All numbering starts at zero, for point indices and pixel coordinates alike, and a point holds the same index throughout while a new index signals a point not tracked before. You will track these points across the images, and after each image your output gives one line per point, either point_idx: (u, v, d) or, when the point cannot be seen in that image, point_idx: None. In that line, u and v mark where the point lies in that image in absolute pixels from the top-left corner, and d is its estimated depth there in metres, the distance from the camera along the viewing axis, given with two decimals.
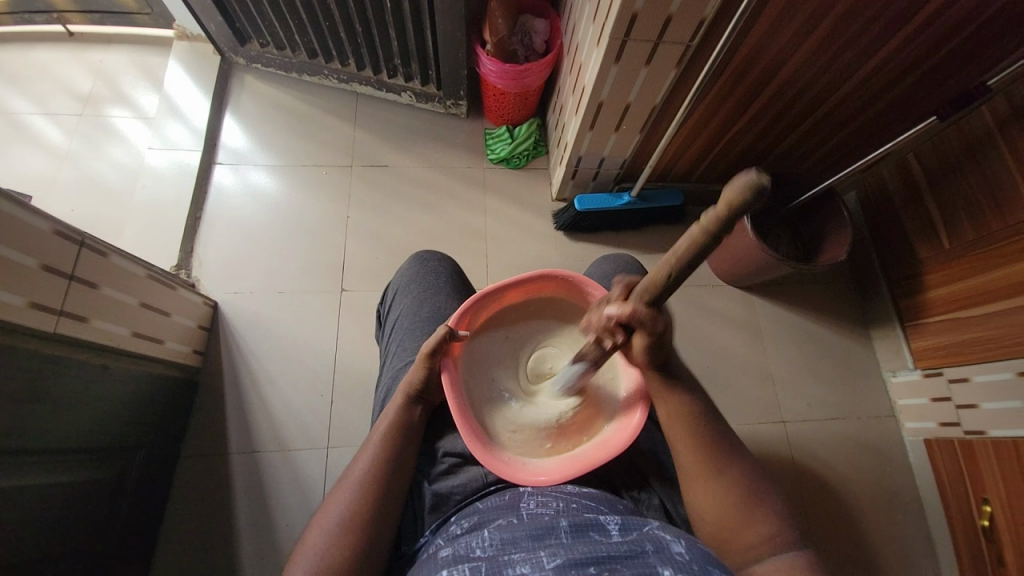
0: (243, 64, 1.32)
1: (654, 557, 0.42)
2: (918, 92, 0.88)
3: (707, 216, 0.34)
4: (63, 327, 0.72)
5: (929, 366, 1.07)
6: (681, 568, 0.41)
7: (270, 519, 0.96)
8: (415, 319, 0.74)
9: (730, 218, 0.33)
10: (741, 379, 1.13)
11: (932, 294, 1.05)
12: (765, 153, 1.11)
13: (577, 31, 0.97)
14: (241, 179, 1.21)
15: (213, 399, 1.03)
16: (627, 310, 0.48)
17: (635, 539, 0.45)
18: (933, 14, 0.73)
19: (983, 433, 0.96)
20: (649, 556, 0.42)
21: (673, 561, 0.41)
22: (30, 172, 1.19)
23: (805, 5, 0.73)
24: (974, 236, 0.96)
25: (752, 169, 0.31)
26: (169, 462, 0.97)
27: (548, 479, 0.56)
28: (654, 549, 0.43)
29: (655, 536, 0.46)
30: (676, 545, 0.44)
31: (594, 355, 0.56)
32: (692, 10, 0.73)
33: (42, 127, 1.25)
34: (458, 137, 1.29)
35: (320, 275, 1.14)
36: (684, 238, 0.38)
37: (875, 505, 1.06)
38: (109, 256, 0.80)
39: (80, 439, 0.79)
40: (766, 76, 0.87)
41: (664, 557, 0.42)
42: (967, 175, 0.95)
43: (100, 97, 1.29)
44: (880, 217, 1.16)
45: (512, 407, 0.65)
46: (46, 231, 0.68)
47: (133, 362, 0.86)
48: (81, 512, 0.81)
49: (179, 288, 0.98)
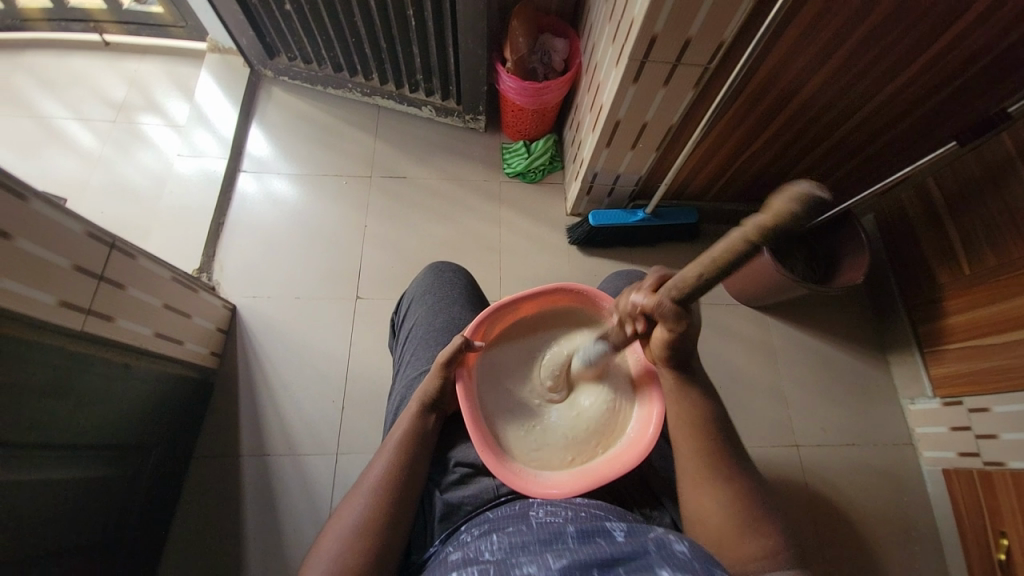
0: (271, 77, 1.36)
1: (657, 558, 0.42)
2: (938, 118, 0.88)
3: (751, 222, 0.37)
4: (90, 325, 0.74)
5: (948, 394, 1.05)
6: (683, 566, 0.41)
7: (277, 523, 0.97)
8: (429, 329, 0.75)
9: (772, 228, 0.37)
10: (754, 400, 1.12)
11: (952, 320, 1.04)
12: (782, 174, 1.11)
13: (596, 51, 0.98)
14: (264, 186, 1.25)
15: (227, 401, 1.05)
16: (653, 302, 0.53)
17: (638, 539, 0.45)
18: (952, 42, 0.74)
19: (1003, 464, 0.94)
20: (652, 558, 0.42)
21: (674, 560, 0.42)
22: (64, 175, 1.24)
23: (824, 29, 0.74)
24: (995, 263, 0.94)
25: (806, 182, 0.34)
26: (182, 462, 0.99)
27: (558, 491, 0.55)
28: (657, 550, 0.43)
29: (659, 537, 0.45)
30: (679, 543, 0.44)
31: (615, 338, 0.62)
32: (711, 32, 0.74)
33: (77, 132, 1.30)
34: (475, 151, 1.31)
35: (336, 282, 1.16)
36: (722, 242, 0.41)
37: (891, 535, 1.03)
38: (136, 258, 0.83)
39: (100, 436, 0.81)
40: (783, 99, 0.87)
41: (665, 556, 0.42)
42: (988, 201, 0.94)
43: (132, 105, 1.34)
44: (899, 241, 1.15)
45: (526, 416, 0.65)
46: (78, 232, 0.71)
47: (153, 362, 0.88)
48: (96, 507, 0.82)
49: (200, 291, 1.01)
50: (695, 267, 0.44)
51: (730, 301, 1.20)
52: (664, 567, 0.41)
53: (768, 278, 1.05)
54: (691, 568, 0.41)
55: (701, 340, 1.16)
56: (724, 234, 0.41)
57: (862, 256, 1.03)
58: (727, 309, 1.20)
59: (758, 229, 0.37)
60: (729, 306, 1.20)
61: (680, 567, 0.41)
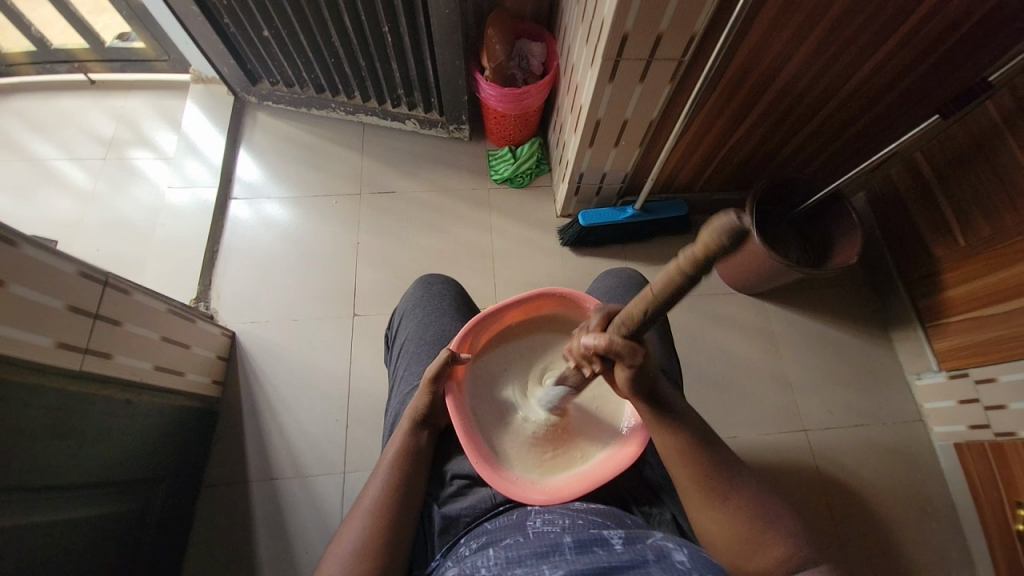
0: (255, 102, 1.38)
1: (656, 567, 0.42)
2: (917, 93, 0.88)
3: (685, 255, 0.35)
4: (89, 364, 0.75)
5: (953, 368, 1.04)
6: (680, 574, 0.41)
7: (290, 546, 0.97)
8: (420, 343, 0.75)
9: (707, 259, 0.34)
10: (758, 387, 1.11)
11: (951, 293, 1.03)
12: (768, 159, 1.10)
13: (572, 53, 0.99)
14: (255, 211, 1.25)
15: (232, 428, 1.05)
16: (604, 341, 0.49)
17: (637, 548, 0.45)
18: (925, 15, 0.73)
19: (1014, 434, 0.93)
20: (651, 566, 0.42)
21: (673, 569, 0.41)
22: (59, 215, 1.25)
23: (794, 14, 0.74)
24: (988, 232, 0.94)
25: (730, 211, 0.31)
26: (191, 492, 0.99)
27: (556, 497, 0.56)
28: (655, 558, 0.43)
29: (657, 546, 0.45)
30: (679, 553, 0.43)
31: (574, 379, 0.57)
32: (682, 26, 0.74)
33: (69, 171, 1.31)
34: (462, 160, 1.32)
35: (334, 301, 1.16)
36: (660, 275, 0.38)
37: (907, 513, 1.02)
38: (131, 294, 0.83)
39: (107, 473, 0.81)
40: (761, 85, 0.88)
41: (665, 566, 0.42)
42: (976, 171, 0.94)
43: (122, 141, 1.35)
44: (890, 218, 1.14)
45: (518, 425, 0.65)
46: (71, 273, 0.72)
47: (154, 396, 0.89)
48: (110, 544, 0.83)
49: (198, 321, 1.01)
50: (641, 301, 0.42)
51: (726, 291, 1.20)
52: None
53: (761, 266, 1.05)
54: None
55: (700, 331, 1.16)
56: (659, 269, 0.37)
57: (853, 236, 1.02)
58: (724, 298, 1.19)
59: (693, 261, 0.34)
60: (726, 296, 1.19)
61: (677, 574, 0.41)
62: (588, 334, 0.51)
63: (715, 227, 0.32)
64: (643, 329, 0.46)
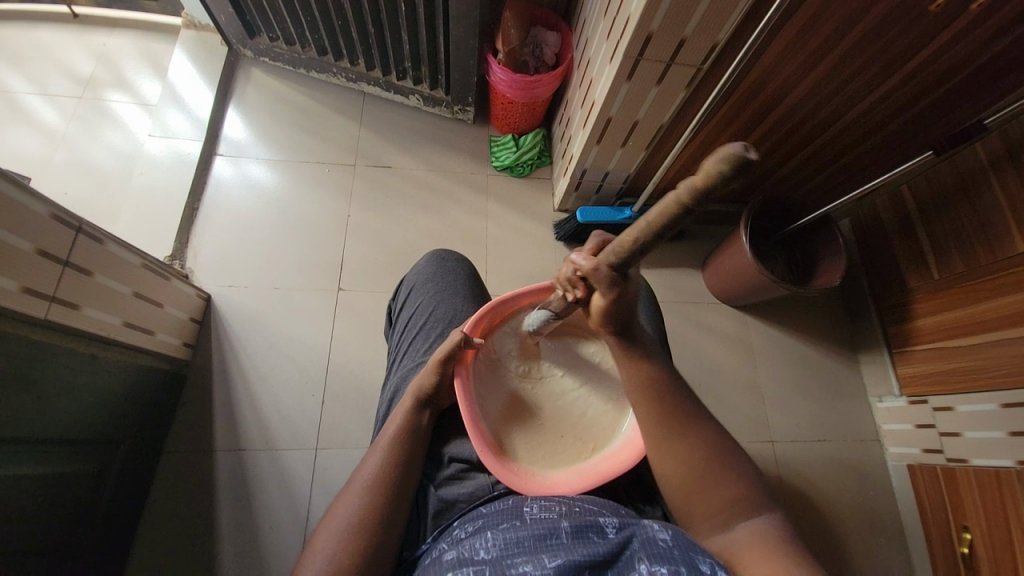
0: (251, 57, 1.31)
1: (641, 552, 0.42)
2: (913, 128, 0.91)
3: (685, 185, 0.37)
4: (54, 314, 0.70)
5: (914, 394, 1.10)
6: (663, 556, 0.41)
7: (254, 520, 0.94)
8: (428, 319, 0.74)
9: (706, 189, 0.36)
10: (732, 396, 1.15)
11: (921, 322, 1.08)
12: (766, 175, 1.13)
13: (590, 46, 0.98)
14: (240, 171, 1.20)
15: (201, 395, 1.01)
16: (591, 265, 0.51)
17: (626, 533, 0.45)
18: (933, 54, 0.76)
19: (965, 461, 0.98)
20: (636, 551, 0.43)
21: (655, 551, 0.42)
22: (23, 152, 1.16)
23: (814, 35, 0.75)
24: (964, 268, 0.98)
25: (740, 142, 0.34)
26: (152, 457, 0.95)
27: (559, 489, 0.56)
28: (641, 540, 0.44)
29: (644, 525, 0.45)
30: (663, 532, 0.44)
31: (558, 306, 0.59)
32: (707, 32, 0.74)
33: (39, 108, 1.22)
34: (463, 142, 1.29)
35: (318, 273, 1.13)
36: (658, 207, 0.40)
37: (858, 527, 1.07)
38: (105, 244, 0.78)
39: (63, 430, 0.76)
40: (770, 104, 0.89)
41: (649, 548, 0.43)
42: (958, 209, 0.98)
43: (100, 81, 1.27)
44: (872, 245, 1.19)
45: (530, 413, 0.64)
46: (43, 215, 0.67)
47: (122, 353, 0.84)
48: (62, 504, 0.78)
49: (173, 280, 0.96)
50: (630, 231, 0.44)
51: (712, 300, 1.23)
52: (647, 560, 0.41)
53: (750, 279, 1.07)
54: (670, 557, 0.41)
55: (683, 337, 1.18)
56: (659, 201, 0.40)
57: (838, 259, 1.05)
58: (708, 307, 1.22)
59: (693, 189, 0.37)
60: (710, 305, 1.22)
61: (659, 556, 0.41)
62: (580, 255, 0.54)
63: (723, 155, 0.35)
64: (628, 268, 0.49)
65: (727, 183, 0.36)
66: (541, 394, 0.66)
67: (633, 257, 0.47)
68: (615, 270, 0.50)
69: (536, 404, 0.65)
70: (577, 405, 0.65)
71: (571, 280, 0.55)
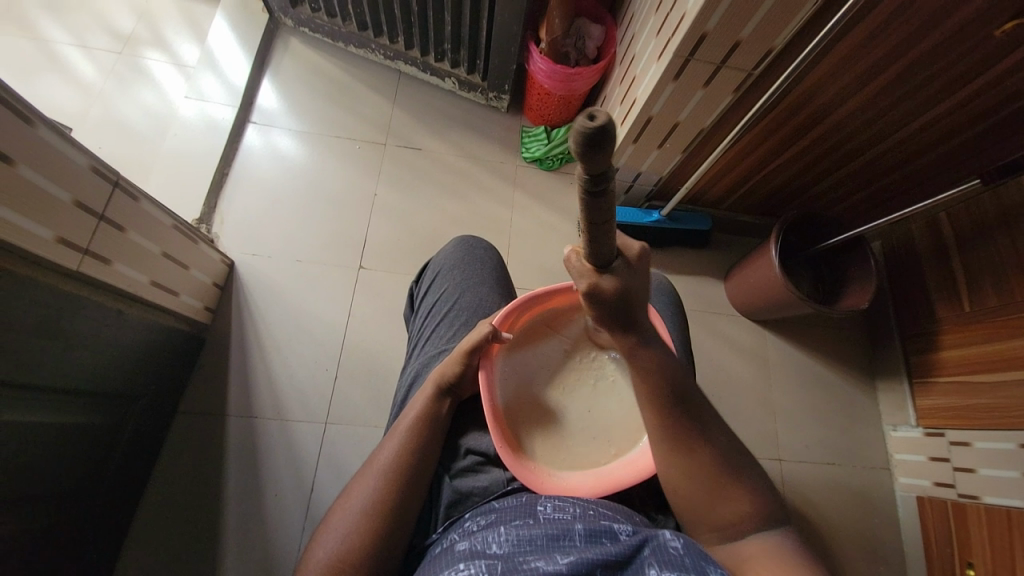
0: (291, 26, 1.30)
1: (652, 559, 0.42)
2: (962, 155, 0.88)
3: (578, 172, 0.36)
4: (86, 266, 0.71)
5: (931, 426, 1.07)
6: (674, 564, 0.41)
7: (260, 487, 0.95)
8: (454, 305, 0.74)
9: (588, 166, 0.34)
10: (744, 410, 1.13)
11: (946, 354, 1.05)
12: (801, 191, 1.11)
13: (636, 42, 0.96)
14: (270, 141, 1.20)
15: (218, 360, 1.02)
16: (570, 257, 0.48)
17: (639, 536, 0.45)
18: (996, 79, 0.73)
19: (977, 498, 0.96)
20: (647, 557, 0.42)
21: (666, 558, 0.42)
22: (61, 104, 1.18)
23: (874, 49, 0.73)
24: (996, 303, 0.96)
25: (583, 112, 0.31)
26: (166, 416, 0.96)
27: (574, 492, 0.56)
28: (651, 549, 0.43)
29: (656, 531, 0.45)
30: (674, 539, 0.43)
31: None
32: (763, 38, 0.72)
33: (78, 62, 1.23)
34: (494, 130, 1.28)
35: (340, 248, 1.13)
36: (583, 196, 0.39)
37: (860, 553, 1.06)
38: (138, 202, 0.79)
39: (85, 382, 0.78)
40: (816, 117, 0.87)
41: (658, 554, 0.42)
42: (998, 242, 0.95)
43: (139, 40, 1.27)
44: (902, 270, 1.16)
45: (551, 415, 0.64)
46: (82, 166, 0.67)
47: (146, 311, 0.85)
48: (80, 453, 0.80)
49: (201, 243, 0.97)
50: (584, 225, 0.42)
51: (732, 313, 1.21)
52: (657, 566, 0.41)
53: (773, 295, 1.05)
54: (681, 566, 0.41)
55: (700, 346, 1.17)
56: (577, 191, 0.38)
57: (867, 282, 1.03)
58: (728, 318, 1.20)
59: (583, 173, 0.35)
60: (730, 317, 1.21)
61: (671, 565, 0.41)
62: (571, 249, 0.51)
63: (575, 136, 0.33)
64: (601, 258, 0.44)
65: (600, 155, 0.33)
66: (565, 397, 0.65)
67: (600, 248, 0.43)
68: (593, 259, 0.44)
69: (560, 406, 0.65)
70: (598, 410, 0.65)
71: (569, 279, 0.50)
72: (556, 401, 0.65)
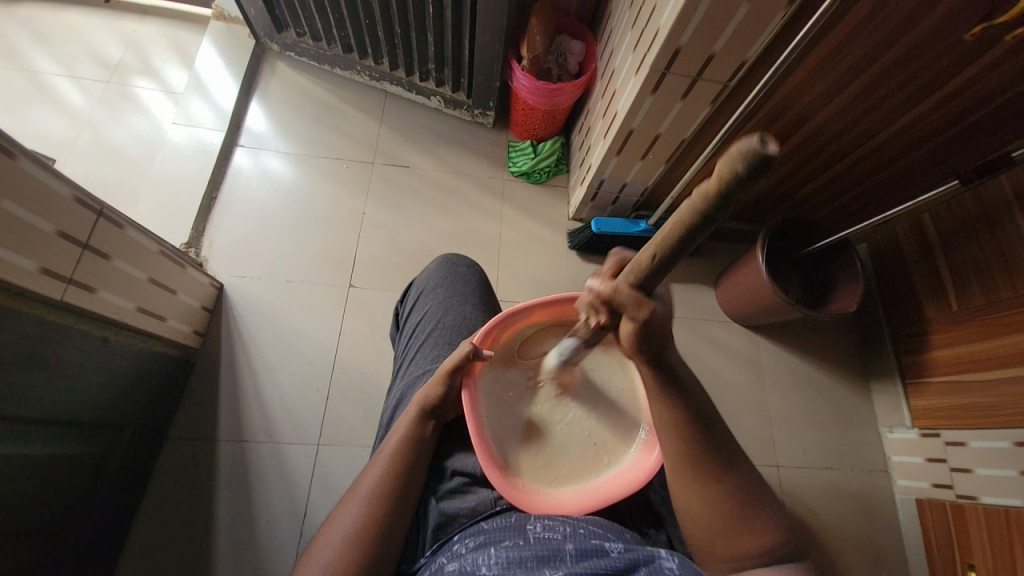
0: (277, 51, 1.32)
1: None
2: (940, 156, 0.89)
3: (698, 192, 0.34)
4: (70, 296, 0.71)
5: (926, 426, 1.07)
6: None
7: (252, 513, 0.94)
8: (438, 323, 0.74)
9: (721, 193, 0.32)
10: (739, 417, 1.13)
11: (936, 354, 1.06)
12: (785, 196, 1.12)
13: (614, 57, 0.98)
14: (259, 164, 1.21)
15: (208, 384, 1.01)
16: (610, 289, 0.47)
17: (631, 554, 0.45)
18: (967, 82, 0.74)
19: (975, 498, 0.96)
20: (641, 573, 0.42)
21: None
22: (50, 133, 1.18)
23: (846, 57, 0.74)
24: (983, 302, 0.96)
25: (752, 138, 0.30)
26: (156, 443, 0.95)
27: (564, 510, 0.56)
28: (646, 567, 0.43)
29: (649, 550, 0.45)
30: (669, 560, 0.43)
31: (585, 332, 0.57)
32: (736, 50, 0.73)
33: (66, 90, 1.24)
34: (481, 146, 1.30)
35: (330, 268, 1.13)
36: (673, 215, 0.37)
37: (861, 558, 1.05)
38: (124, 230, 0.79)
39: (72, 412, 0.77)
40: (795, 124, 0.88)
41: (653, 573, 0.42)
42: (981, 242, 0.96)
43: (128, 67, 1.28)
44: (889, 271, 1.17)
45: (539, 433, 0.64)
46: (65, 197, 0.67)
47: (133, 338, 0.85)
48: (68, 485, 0.79)
49: (188, 268, 0.97)
50: (648, 247, 0.41)
51: (723, 320, 1.21)
52: None
53: (763, 300, 1.06)
54: None
55: (693, 353, 1.17)
56: (674, 210, 0.37)
57: (854, 285, 1.04)
58: (720, 325, 1.21)
59: (707, 194, 0.33)
60: (721, 324, 1.21)
61: None
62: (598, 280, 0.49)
63: (732, 155, 0.31)
64: (652, 285, 0.45)
65: (746, 183, 0.31)
66: (550, 414, 0.65)
67: (656, 275, 0.43)
68: (639, 288, 0.46)
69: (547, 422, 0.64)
70: (584, 426, 0.64)
71: (594, 305, 0.50)
72: (543, 418, 0.65)
